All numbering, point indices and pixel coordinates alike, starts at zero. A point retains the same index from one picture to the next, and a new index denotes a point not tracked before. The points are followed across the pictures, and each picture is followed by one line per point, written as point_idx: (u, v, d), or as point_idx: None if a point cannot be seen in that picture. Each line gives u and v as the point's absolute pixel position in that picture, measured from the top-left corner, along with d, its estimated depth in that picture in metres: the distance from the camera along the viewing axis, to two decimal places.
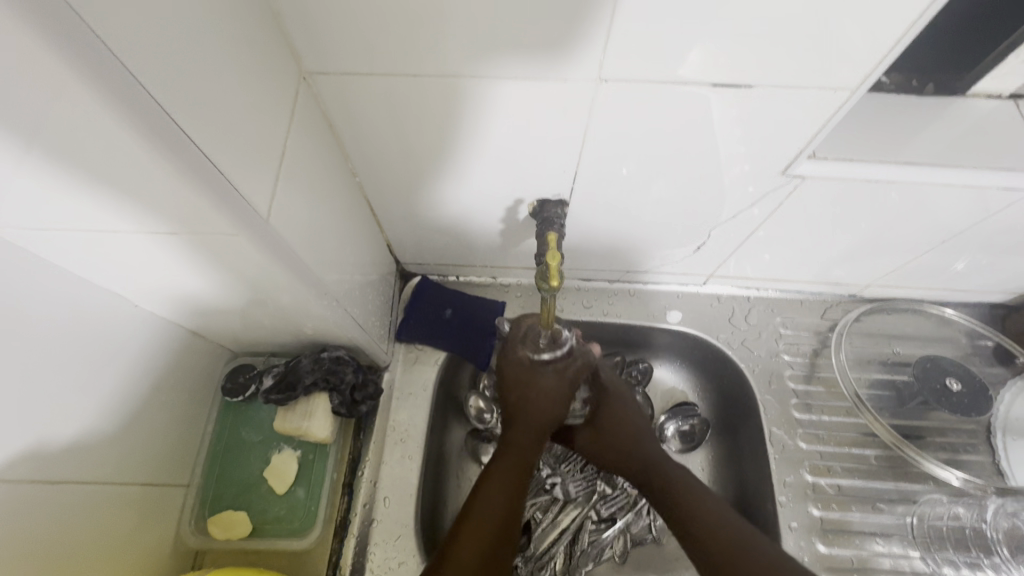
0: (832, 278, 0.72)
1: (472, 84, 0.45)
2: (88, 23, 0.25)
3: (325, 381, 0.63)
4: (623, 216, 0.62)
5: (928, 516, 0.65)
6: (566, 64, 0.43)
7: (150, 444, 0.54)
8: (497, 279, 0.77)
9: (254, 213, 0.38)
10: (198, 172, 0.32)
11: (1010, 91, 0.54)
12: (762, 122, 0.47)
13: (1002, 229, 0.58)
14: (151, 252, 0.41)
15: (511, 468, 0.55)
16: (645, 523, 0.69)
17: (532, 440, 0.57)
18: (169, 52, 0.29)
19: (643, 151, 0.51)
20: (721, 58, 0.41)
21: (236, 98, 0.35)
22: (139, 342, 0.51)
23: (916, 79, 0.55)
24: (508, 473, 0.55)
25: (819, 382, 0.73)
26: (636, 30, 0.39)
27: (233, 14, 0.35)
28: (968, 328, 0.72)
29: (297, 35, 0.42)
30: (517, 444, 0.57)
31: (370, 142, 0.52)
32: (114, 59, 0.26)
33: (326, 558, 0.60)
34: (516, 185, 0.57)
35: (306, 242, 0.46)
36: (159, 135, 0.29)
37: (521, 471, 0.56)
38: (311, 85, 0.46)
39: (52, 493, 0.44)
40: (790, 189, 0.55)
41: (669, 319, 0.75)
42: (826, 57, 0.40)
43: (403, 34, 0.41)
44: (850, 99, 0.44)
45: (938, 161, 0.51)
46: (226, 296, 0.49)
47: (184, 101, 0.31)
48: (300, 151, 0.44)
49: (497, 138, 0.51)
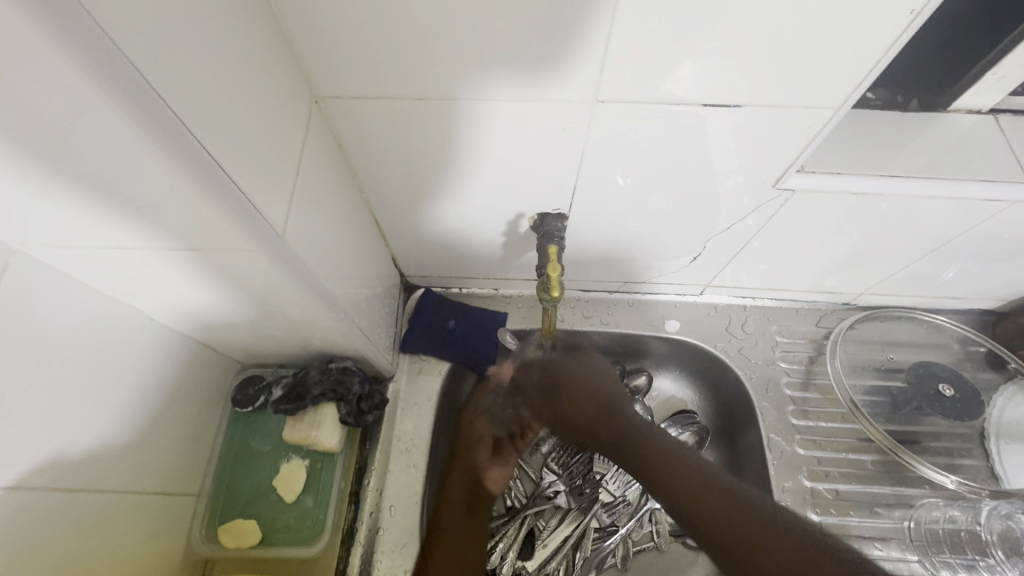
0: (826, 286, 0.73)
1: (475, 107, 0.47)
2: (124, 53, 0.27)
3: (332, 391, 0.64)
4: (620, 228, 0.64)
5: (924, 520, 0.66)
6: (563, 86, 0.45)
7: (162, 453, 0.56)
8: (499, 291, 0.79)
9: (270, 229, 0.40)
10: (220, 190, 0.34)
11: (990, 106, 0.56)
12: (754, 135, 0.49)
13: (989, 237, 0.59)
14: (169, 267, 0.43)
15: (451, 510, 0.64)
16: (648, 530, 0.70)
17: (465, 488, 0.66)
18: (194, 81, 0.32)
19: (638, 164, 0.53)
20: (711, 79, 0.44)
21: (253, 120, 0.37)
22: (153, 352, 0.53)
23: (902, 95, 0.57)
24: (453, 517, 0.64)
25: (816, 389, 0.74)
26: (630, 51, 0.41)
27: (251, 42, 0.38)
28: (961, 335, 0.74)
29: (310, 62, 0.44)
30: (452, 493, 0.66)
31: (377, 161, 0.55)
32: (149, 88, 0.29)
33: (333, 566, 0.61)
34: (517, 200, 0.59)
35: (317, 257, 0.48)
36: (186, 155, 0.32)
37: (461, 513, 0.64)
38: (322, 108, 0.48)
39: (69, 501, 0.45)
40: (781, 202, 0.57)
41: (667, 328, 0.77)
42: (811, 76, 0.43)
43: (410, 60, 0.43)
44: (834, 117, 0.46)
45: (922, 173, 0.53)
46: (238, 308, 0.51)
47: (208, 125, 0.33)
48: (312, 170, 0.47)
49: (499, 156, 0.53)
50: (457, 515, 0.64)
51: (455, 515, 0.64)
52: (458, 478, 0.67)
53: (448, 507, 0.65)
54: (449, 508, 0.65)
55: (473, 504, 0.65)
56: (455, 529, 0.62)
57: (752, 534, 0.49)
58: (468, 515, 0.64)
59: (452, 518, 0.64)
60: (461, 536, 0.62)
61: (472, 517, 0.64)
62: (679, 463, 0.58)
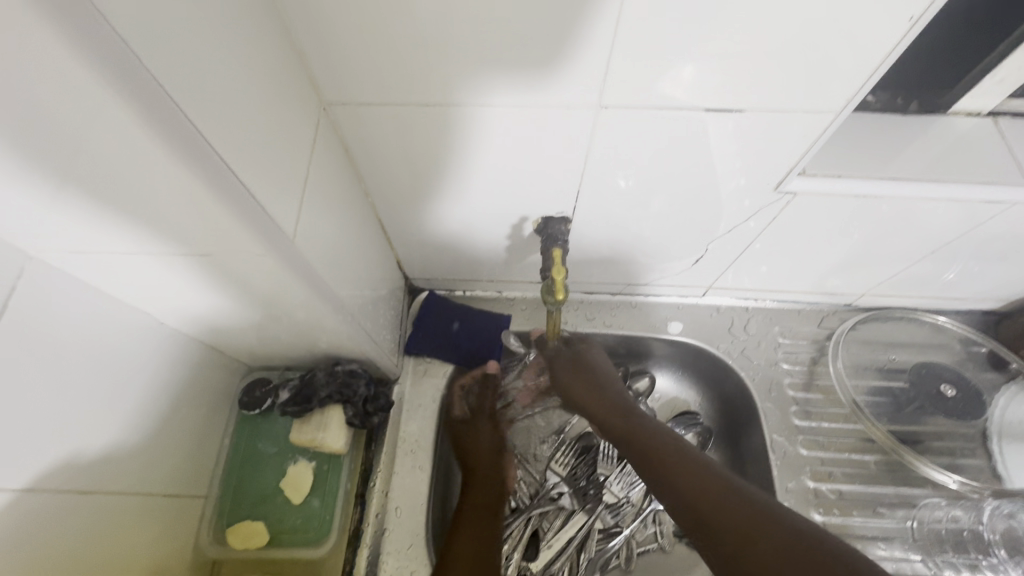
0: (827, 287, 0.74)
1: (480, 112, 0.48)
2: (143, 62, 0.28)
3: (338, 394, 0.64)
4: (623, 231, 0.64)
5: (927, 519, 0.66)
6: (568, 90, 0.45)
7: (171, 456, 0.56)
8: (502, 293, 0.79)
9: (280, 234, 0.40)
10: (233, 196, 0.35)
11: (989, 109, 0.56)
12: (755, 138, 0.49)
13: (989, 237, 0.60)
14: (179, 272, 0.43)
15: (476, 513, 0.63)
16: (652, 531, 0.71)
17: (489, 491, 0.66)
18: (207, 88, 0.32)
19: (641, 167, 0.54)
20: (714, 82, 0.44)
21: (264, 127, 0.38)
22: (162, 355, 0.53)
23: (901, 97, 0.57)
24: (476, 518, 0.62)
25: (818, 390, 0.74)
26: (633, 56, 0.42)
27: (262, 49, 0.38)
28: (963, 335, 0.74)
29: (318, 69, 0.45)
30: (475, 495, 0.65)
31: (383, 165, 0.55)
32: (162, 91, 0.29)
33: (339, 567, 0.62)
34: (522, 203, 0.60)
35: (325, 261, 0.48)
36: (199, 158, 0.32)
37: (487, 517, 0.63)
38: (329, 114, 0.49)
39: (81, 503, 0.46)
40: (783, 204, 0.57)
41: (670, 330, 0.77)
42: (812, 79, 0.43)
43: (418, 66, 0.44)
44: (835, 120, 0.47)
45: (922, 176, 0.53)
46: (245, 312, 0.51)
47: (220, 133, 0.34)
48: (320, 175, 0.47)
49: (504, 159, 0.54)
50: (481, 518, 0.63)
51: (476, 516, 0.63)
52: (480, 481, 0.67)
53: (471, 510, 0.63)
54: (471, 511, 0.64)
55: (496, 509, 0.64)
56: (479, 531, 0.61)
57: (761, 525, 0.46)
58: (491, 519, 0.63)
59: (474, 521, 0.62)
60: (485, 536, 0.61)
61: (495, 521, 0.63)
62: (668, 455, 0.56)
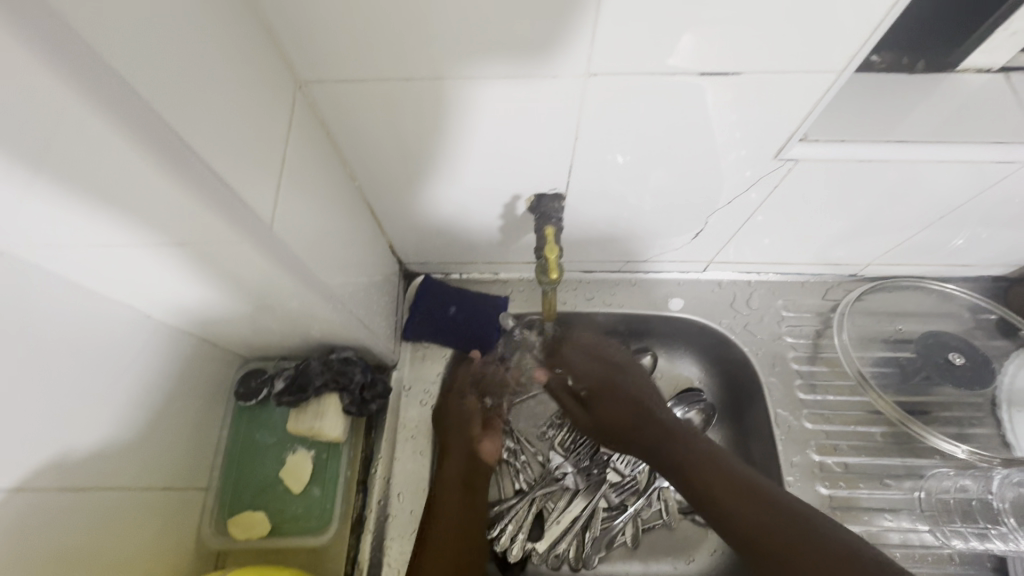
0: (832, 258, 0.72)
1: (462, 87, 0.46)
2: (91, 47, 0.26)
3: (334, 382, 0.64)
4: (622, 206, 0.62)
5: (936, 490, 0.65)
6: (555, 63, 0.43)
7: (168, 450, 0.56)
8: (498, 275, 0.78)
9: (257, 219, 0.39)
10: (202, 184, 0.33)
11: (1000, 65, 0.54)
12: (753, 105, 0.47)
13: (999, 201, 0.58)
14: (157, 266, 0.42)
15: (450, 490, 0.62)
16: (657, 509, 0.70)
17: (461, 463, 0.65)
18: (165, 71, 0.30)
19: (638, 138, 0.52)
20: (704, 45, 0.42)
21: (232, 108, 0.36)
22: (150, 352, 0.52)
23: (907, 57, 0.55)
24: (451, 496, 0.62)
25: (824, 362, 0.73)
26: (619, 27, 0.40)
27: (227, 25, 0.36)
28: (970, 303, 0.73)
29: (290, 44, 0.43)
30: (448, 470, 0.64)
31: (366, 145, 0.53)
32: (115, 76, 0.27)
33: (344, 554, 0.63)
34: (513, 180, 0.58)
35: (309, 248, 0.47)
36: (161, 145, 0.30)
37: (460, 493, 0.63)
38: (306, 93, 0.47)
39: (79, 501, 0.46)
40: (784, 172, 0.55)
41: (670, 307, 0.76)
42: (811, 39, 0.41)
43: (394, 40, 0.42)
44: (837, 82, 0.45)
45: (932, 137, 0.51)
46: (232, 303, 0.50)
47: (188, 118, 0.32)
48: (299, 157, 0.46)
49: (488, 134, 0.51)
50: (455, 495, 0.62)
51: (453, 493, 0.62)
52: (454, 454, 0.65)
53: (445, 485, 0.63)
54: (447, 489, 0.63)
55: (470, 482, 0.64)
56: (455, 512, 0.61)
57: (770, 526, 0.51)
58: (465, 496, 0.63)
59: (449, 497, 0.62)
60: (460, 524, 0.61)
61: (470, 497, 0.63)
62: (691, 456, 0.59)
